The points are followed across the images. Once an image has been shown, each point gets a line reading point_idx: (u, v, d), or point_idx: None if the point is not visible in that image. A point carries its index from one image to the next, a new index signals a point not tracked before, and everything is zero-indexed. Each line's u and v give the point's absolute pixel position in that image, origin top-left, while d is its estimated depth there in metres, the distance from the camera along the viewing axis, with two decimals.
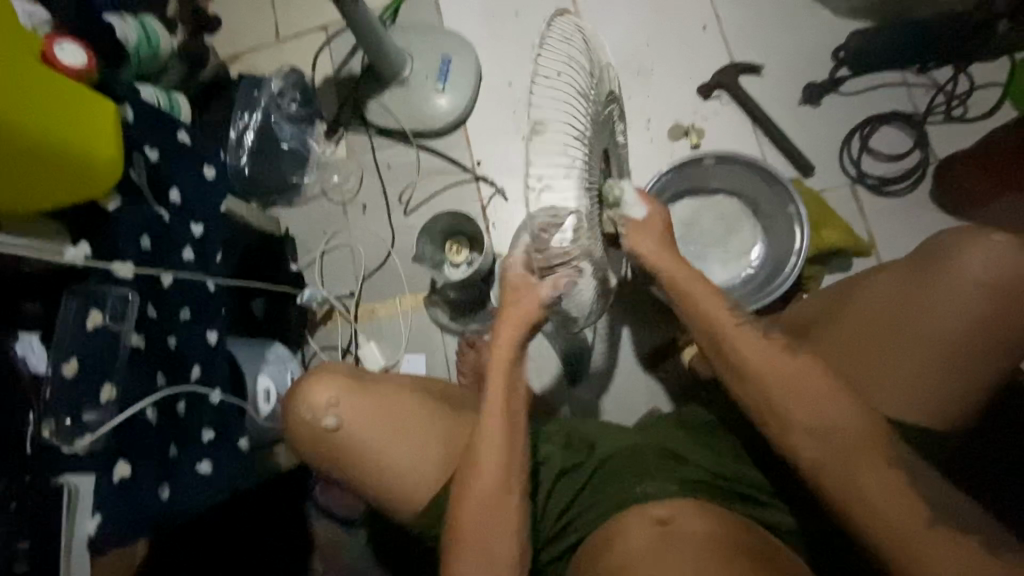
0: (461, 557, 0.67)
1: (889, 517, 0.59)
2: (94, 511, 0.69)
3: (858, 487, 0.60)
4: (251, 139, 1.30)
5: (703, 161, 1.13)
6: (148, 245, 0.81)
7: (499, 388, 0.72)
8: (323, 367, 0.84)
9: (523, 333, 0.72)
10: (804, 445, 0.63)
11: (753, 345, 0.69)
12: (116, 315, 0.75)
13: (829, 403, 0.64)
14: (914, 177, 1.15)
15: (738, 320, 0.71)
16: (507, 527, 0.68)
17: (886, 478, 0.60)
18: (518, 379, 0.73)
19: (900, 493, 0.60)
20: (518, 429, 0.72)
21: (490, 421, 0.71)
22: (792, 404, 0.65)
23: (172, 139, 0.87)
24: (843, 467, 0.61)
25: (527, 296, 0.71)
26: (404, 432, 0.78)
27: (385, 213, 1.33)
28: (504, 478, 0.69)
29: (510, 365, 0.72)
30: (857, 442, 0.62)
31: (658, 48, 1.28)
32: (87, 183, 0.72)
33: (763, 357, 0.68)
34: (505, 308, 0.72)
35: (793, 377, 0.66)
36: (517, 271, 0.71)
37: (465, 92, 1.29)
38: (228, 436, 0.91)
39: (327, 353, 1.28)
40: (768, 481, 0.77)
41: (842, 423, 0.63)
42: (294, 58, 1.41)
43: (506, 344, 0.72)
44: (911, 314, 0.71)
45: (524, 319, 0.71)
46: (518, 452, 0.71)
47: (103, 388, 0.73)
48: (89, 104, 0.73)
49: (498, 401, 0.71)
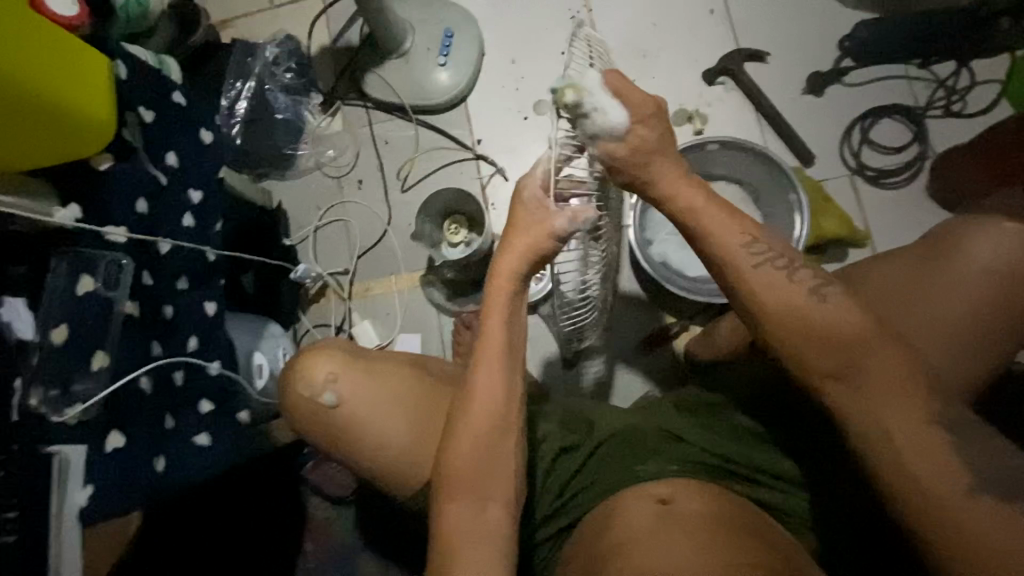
0: (455, 500, 0.66)
1: (934, 488, 0.58)
2: (85, 483, 0.66)
3: (896, 451, 0.60)
4: (243, 108, 1.25)
5: (706, 147, 1.12)
6: (144, 208, 0.76)
7: (498, 315, 0.70)
8: (321, 342, 0.82)
9: (528, 259, 0.70)
10: (843, 395, 0.63)
11: (775, 291, 0.65)
12: (109, 282, 0.72)
13: (877, 355, 0.61)
14: (912, 169, 1.16)
15: (755, 261, 0.66)
16: (503, 470, 0.68)
17: (919, 434, 0.60)
18: (522, 307, 0.72)
19: (944, 459, 0.59)
20: (517, 362, 0.71)
21: (488, 353, 0.69)
22: (829, 363, 0.62)
23: (168, 101, 0.82)
24: (880, 429, 0.61)
25: (539, 224, 0.69)
26: (421, 417, 0.77)
27: (381, 189, 1.30)
28: (502, 417, 0.69)
29: (511, 296, 0.70)
30: (891, 395, 0.61)
31: (664, 30, 1.26)
32: (74, 143, 0.68)
33: (786, 294, 0.65)
34: (513, 234, 0.70)
35: (839, 327, 0.62)
36: (532, 191, 0.70)
37: (467, 67, 1.26)
38: (229, 412, 0.86)
39: (319, 331, 1.26)
40: (789, 467, 0.76)
41: (886, 373, 0.61)
42: (289, 25, 1.36)
43: (508, 274, 0.70)
44: (918, 295, 0.73)
45: (530, 248, 0.70)
46: (516, 389, 0.70)
47: (96, 354, 0.70)
48: (80, 57, 0.69)
49: (497, 331, 0.70)
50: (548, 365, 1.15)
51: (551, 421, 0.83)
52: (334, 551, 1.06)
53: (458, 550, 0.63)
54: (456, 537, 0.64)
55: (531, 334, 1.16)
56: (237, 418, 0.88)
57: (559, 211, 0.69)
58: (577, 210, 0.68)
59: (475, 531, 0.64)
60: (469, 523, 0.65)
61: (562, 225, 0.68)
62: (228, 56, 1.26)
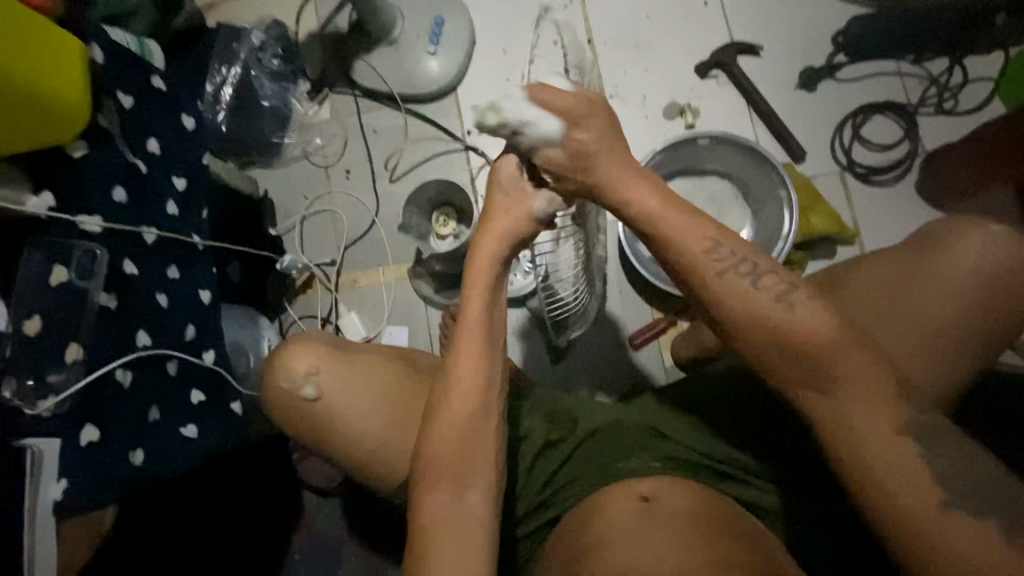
0: (433, 490, 0.65)
1: (899, 494, 0.59)
2: (59, 478, 0.65)
3: (866, 455, 0.60)
4: (229, 93, 1.23)
5: (697, 141, 1.11)
6: (123, 196, 0.75)
7: (476, 301, 0.70)
8: (304, 334, 0.81)
9: (504, 246, 0.70)
10: (816, 403, 0.62)
11: (739, 292, 0.63)
12: (83, 272, 0.69)
13: (850, 364, 0.60)
14: (902, 167, 1.16)
15: (718, 267, 0.64)
16: (483, 460, 0.67)
17: (891, 442, 0.60)
18: (503, 292, 0.72)
19: (912, 468, 0.59)
20: (496, 351, 0.70)
21: (467, 343, 0.69)
22: (799, 372, 0.62)
23: (146, 85, 0.80)
24: (848, 430, 0.61)
25: (519, 204, 0.70)
26: (408, 410, 0.76)
27: (369, 178, 1.29)
28: (482, 406, 0.68)
29: (490, 281, 0.70)
30: (865, 402, 0.60)
31: (658, 21, 1.25)
32: (48, 129, 0.66)
33: (762, 303, 0.62)
34: (492, 218, 0.70)
35: (801, 334, 0.61)
36: (508, 172, 0.70)
37: (458, 55, 1.24)
38: (220, 403, 0.85)
39: (306, 323, 1.25)
40: (762, 466, 0.76)
41: (862, 382, 0.61)
42: (277, 10, 1.33)
43: (488, 260, 0.70)
44: (900, 296, 0.73)
45: (506, 233, 0.70)
46: (494, 378, 0.70)
47: (69, 346, 0.68)
48: (52, 40, 0.66)
49: (475, 317, 0.69)
50: (537, 360, 1.15)
51: (535, 415, 0.82)
52: (317, 543, 1.05)
53: (437, 541, 0.63)
54: (434, 523, 0.64)
55: (518, 327, 1.16)
56: (231, 409, 0.87)
57: (537, 190, 0.70)
58: (553, 194, 0.70)
59: (457, 522, 0.64)
60: (446, 514, 0.65)
61: (540, 209, 0.69)
62: (213, 40, 1.24)
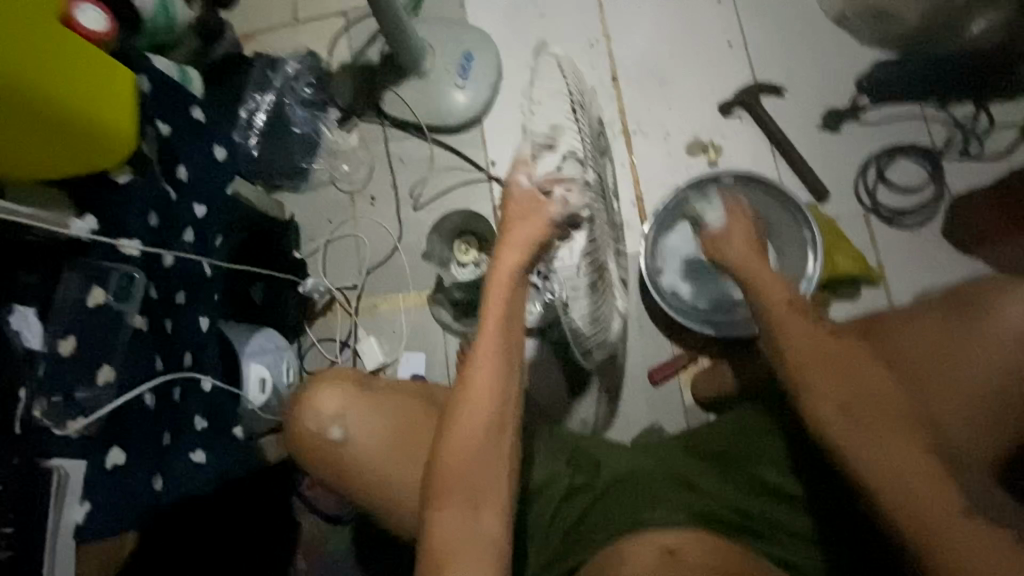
0: (445, 506, 0.65)
1: (923, 509, 0.61)
2: (82, 500, 0.67)
3: (884, 466, 0.64)
4: (261, 120, 1.28)
5: (720, 180, 1.12)
6: (157, 222, 0.76)
7: (493, 315, 0.70)
8: (332, 371, 0.82)
9: (524, 258, 0.70)
10: (840, 421, 0.68)
11: (791, 318, 0.75)
12: (121, 294, 0.72)
13: (874, 385, 0.69)
14: (927, 211, 1.15)
15: (788, 302, 0.77)
16: (495, 481, 0.66)
17: (911, 459, 0.63)
18: (521, 306, 0.72)
19: (934, 481, 0.62)
20: (514, 364, 0.70)
21: (483, 357, 0.69)
22: (836, 392, 0.69)
23: (185, 115, 0.82)
24: (874, 446, 0.65)
25: (533, 216, 0.70)
26: (411, 446, 0.75)
27: (394, 206, 1.31)
28: (498, 420, 0.68)
29: (510, 293, 0.70)
30: (889, 423, 0.66)
31: (680, 60, 1.27)
32: (94, 155, 0.68)
33: (806, 330, 0.74)
34: (508, 230, 0.71)
35: (834, 348, 0.72)
36: (521, 189, 0.72)
37: (485, 89, 1.27)
38: (224, 429, 0.88)
39: (324, 345, 1.27)
40: (798, 520, 0.76)
41: (885, 404, 0.67)
42: (312, 42, 1.39)
43: (509, 268, 0.70)
44: (939, 346, 0.73)
45: (528, 244, 0.70)
46: (511, 390, 0.69)
47: (102, 368, 0.70)
48: (105, 75, 0.69)
49: (494, 332, 0.69)
50: (555, 392, 1.14)
51: (556, 459, 0.82)
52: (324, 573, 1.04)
53: (448, 566, 0.62)
54: (445, 546, 0.63)
55: (538, 360, 1.15)
56: (231, 434, 0.89)
57: (550, 198, 0.70)
58: (567, 197, 0.71)
59: (468, 545, 0.63)
60: (457, 533, 0.63)
61: (559, 214, 0.70)
62: (249, 69, 1.29)
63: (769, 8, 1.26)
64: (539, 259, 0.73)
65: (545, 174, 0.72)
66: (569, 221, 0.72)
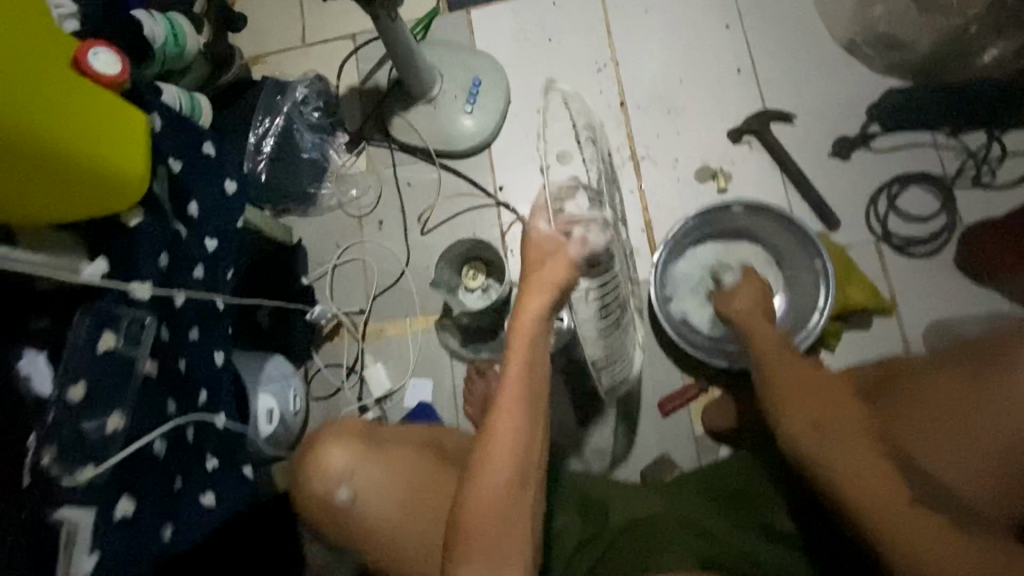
0: (468, 562, 0.63)
1: (869, 506, 0.70)
2: (91, 551, 0.62)
3: (843, 473, 0.74)
4: (270, 146, 1.27)
5: (731, 209, 1.12)
6: (165, 263, 0.75)
7: (518, 359, 0.70)
8: (332, 427, 0.80)
9: (551, 300, 0.72)
10: (812, 436, 0.78)
11: (771, 350, 0.90)
12: (131, 339, 0.69)
13: (844, 410, 0.80)
14: (939, 240, 1.15)
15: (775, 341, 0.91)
16: (520, 534, 0.65)
17: (866, 468, 0.73)
18: (544, 351, 0.73)
19: (885, 486, 0.71)
20: (538, 412, 0.70)
21: (508, 404, 0.68)
22: (810, 412, 0.80)
23: (197, 150, 0.82)
24: (833, 456, 0.75)
25: (557, 257, 0.73)
26: (423, 499, 0.75)
27: (401, 230, 1.30)
28: (522, 470, 0.66)
29: (533, 337, 0.71)
30: (853, 438, 0.76)
31: (690, 86, 1.27)
32: (106, 196, 0.65)
33: (783, 360, 0.88)
34: (531, 273, 0.73)
35: (813, 379, 0.84)
36: (542, 233, 0.74)
37: (493, 114, 1.27)
38: (233, 466, 0.86)
39: (331, 371, 1.26)
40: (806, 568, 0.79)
41: (847, 423, 0.78)
42: (320, 66, 1.39)
43: (533, 315, 0.72)
44: (949, 393, 0.78)
45: (553, 285, 0.72)
46: (534, 440, 0.68)
47: (112, 417, 0.66)
48: (117, 114, 0.67)
49: (518, 376, 0.69)
50: (564, 420, 1.14)
51: (568, 512, 0.86)
52: None
53: None
54: None
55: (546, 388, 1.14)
56: (240, 472, 0.87)
57: (569, 239, 0.74)
58: (586, 237, 0.75)
59: None
60: None
61: (577, 254, 0.74)
62: (258, 92, 1.29)
63: (778, 34, 1.26)
64: (562, 302, 0.75)
65: (560, 218, 0.75)
66: (588, 260, 0.77)
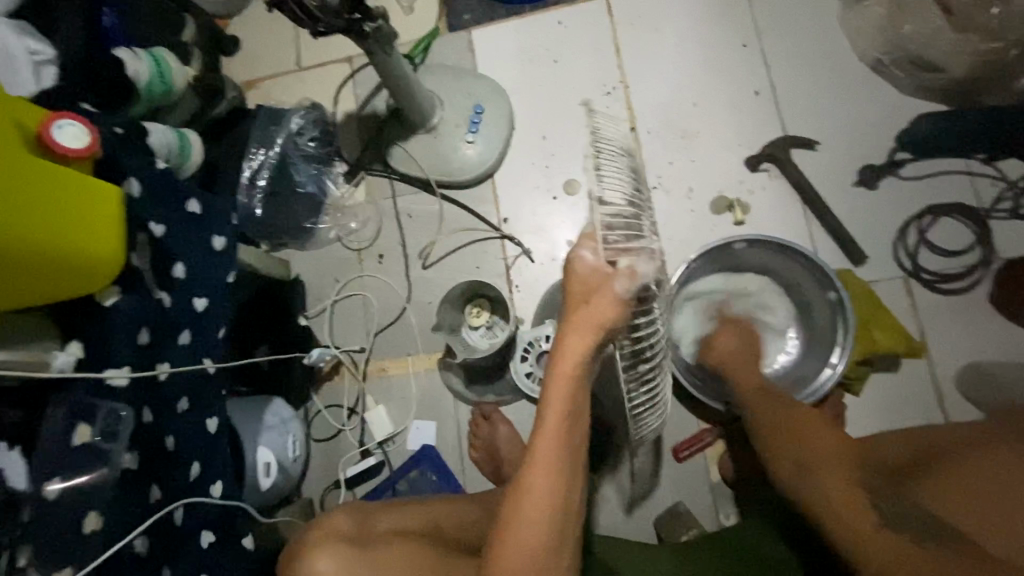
0: None
1: (840, 516, 0.69)
2: None
3: (821, 493, 0.73)
4: (265, 179, 1.20)
5: (733, 245, 1.04)
6: (147, 338, 0.71)
7: (557, 410, 0.61)
8: (314, 533, 0.78)
9: (596, 342, 0.59)
10: (793, 459, 0.79)
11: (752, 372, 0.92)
12: (107, 433, 0.65)
13: (823, 435, 0.80)
14: (974, 275, 1.07)
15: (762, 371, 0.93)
16: None
17: (842, 488, 0.72)
18: (584, 402, 0.62)
19: (856, 503, 0.70)
20: (575, 470, 0.62)
21: (543, 469, 0.60)
22: (788, 436, 0.82)
23: (182, 211, 0.77)
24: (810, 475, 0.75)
25: (603, 293, 0.58)
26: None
27: (402, 265, 1.25)
28: (558, 538, 0.60)
29: (573, 386, 0.60)
30: (828, 461, 0.76)
31: (705, 109, 1.20)
32: (76, 282, 0.61)
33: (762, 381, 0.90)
34: (573, 311, 0.59)
35: (793, 405, 0.86)
36: (585, 264, 0.59)
37: (496, 143, 1.21)
38: (229, 540, 0.82)
39: (331, 413, 1.22)
40: None
41: (827, 447, 0.78)
42: (316, 91, 1.34)
43: (574, 359, 0.60)
44: (976, 451, 0.74)
45: (603, 323, 0.58)
46: (571, 504, 0.61)
47: (87, 516, 0.62)
48: (86, 192, 0.62)
49: (557, 426, 0.60)
50: None
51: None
52: None
53: None
54: None
55: None
56: (239, 546, 0.84)
57: (617, 270, 0.58)
58: (636, 267, 0.57)
59: None
60: None
61: (628, 291, 0.57)
62: (252, 123, 1.23)
63: (799, 54, 1.18)
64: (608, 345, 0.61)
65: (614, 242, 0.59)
66: (638, 293, 0.61)
